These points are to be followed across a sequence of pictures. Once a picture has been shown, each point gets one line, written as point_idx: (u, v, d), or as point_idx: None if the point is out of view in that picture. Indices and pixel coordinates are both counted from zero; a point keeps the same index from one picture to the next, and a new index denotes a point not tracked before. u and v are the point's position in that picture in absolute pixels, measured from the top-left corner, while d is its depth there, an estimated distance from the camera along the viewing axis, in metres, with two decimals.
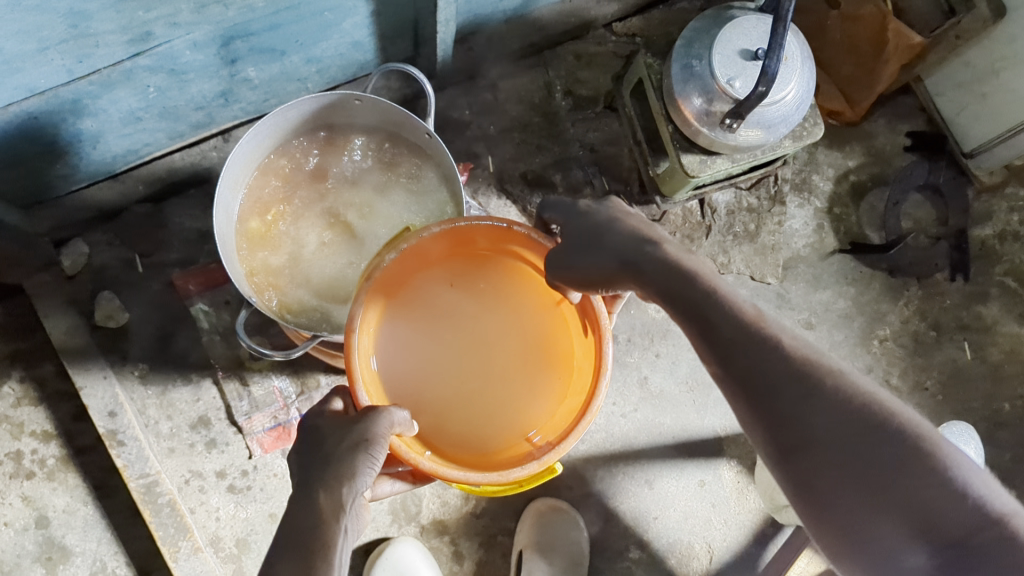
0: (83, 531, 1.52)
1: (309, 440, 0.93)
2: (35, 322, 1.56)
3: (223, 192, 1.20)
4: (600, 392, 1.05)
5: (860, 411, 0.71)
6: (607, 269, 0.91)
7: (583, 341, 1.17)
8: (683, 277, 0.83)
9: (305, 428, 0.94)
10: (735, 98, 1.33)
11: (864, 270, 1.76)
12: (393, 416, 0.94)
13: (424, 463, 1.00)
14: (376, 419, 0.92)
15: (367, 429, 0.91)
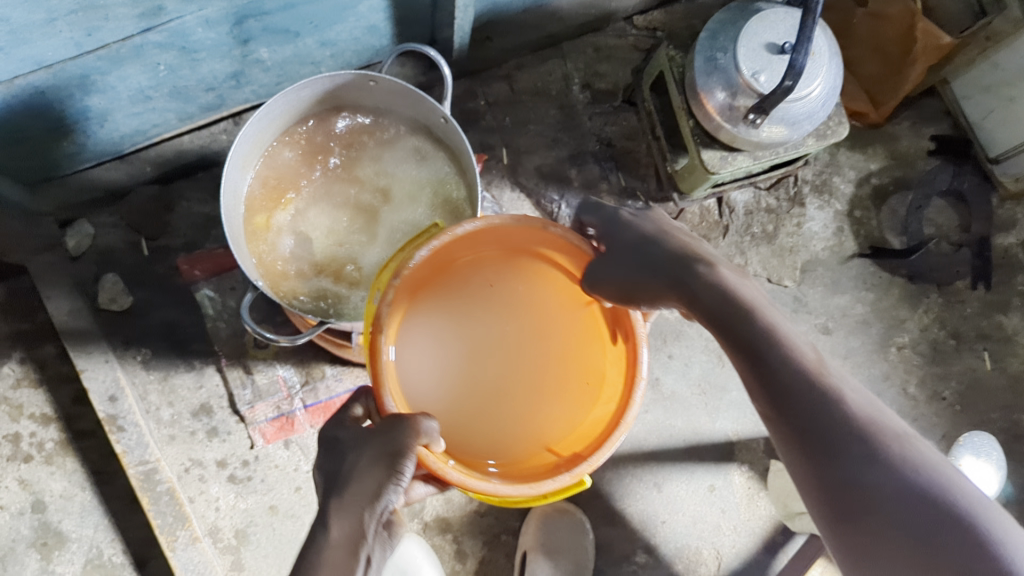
0: (79, 517, 1.49)
1: (332, 455, 0.91)
2: (38, 303, 1.53)
3: (232, 170, 1.17)
4: (634, 401, 0.98)
5: (924, 477, 0.68)
6: (652, 285, 0.90)
7: (612, 350, 1.10)
8: (740, 310, 0.81)
9: (328, 443, 0.93)
10: (760, 93, 1.30)
11: (884, 276, 1.72)
12: (416, 427, 0.86)
13: (452, 475, 0.91)
14: (395, 430, 0.86)
15: (385, 445, 0.86)
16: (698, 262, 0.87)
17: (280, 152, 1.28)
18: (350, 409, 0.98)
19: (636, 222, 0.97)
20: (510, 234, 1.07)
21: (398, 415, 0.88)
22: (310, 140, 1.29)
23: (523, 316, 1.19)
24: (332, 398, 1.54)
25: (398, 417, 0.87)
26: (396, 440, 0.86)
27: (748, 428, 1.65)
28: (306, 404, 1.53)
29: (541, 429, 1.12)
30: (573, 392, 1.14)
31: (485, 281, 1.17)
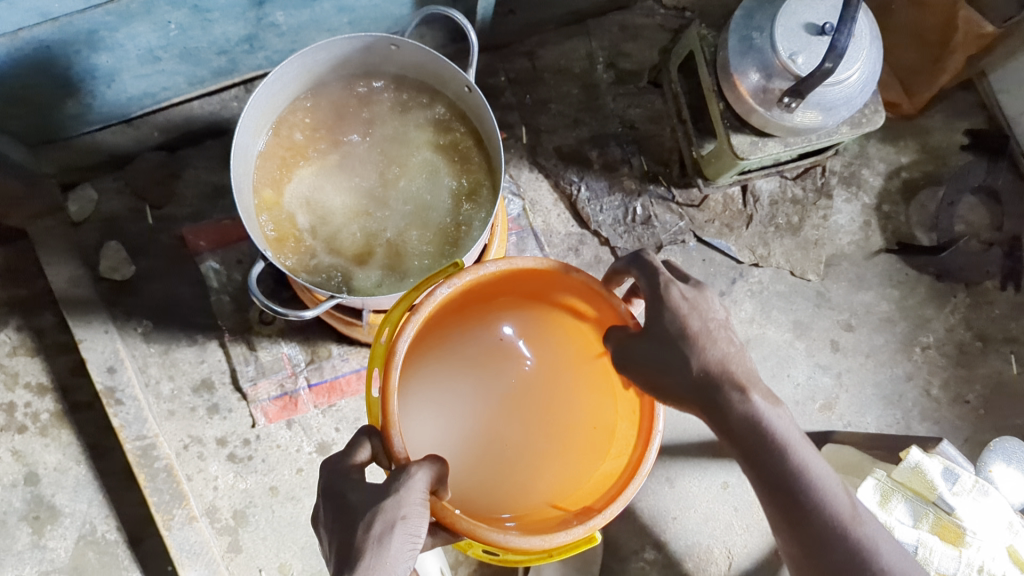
0: (73, 491, 1.45)
1: (338, 510, 0.90)
2: (37, 269, 1.48)
3: (244, 130, 1.12)
4: (648, 455, 0.99)
5: None
6: (685, 401, 0.93)
7: (627, 401, 1.11)
8: (768, 443, 0.92)
9: (335, 497, 0.91)
10: (796, 76, 1.24)
11: (910, 273, 1.66)
12: (426, 475, 0.90)
13: (463, 522, 0.92)
14: (406, 485, 0.88)
15: (397, 503, 0.87)
16: (733, 386, 0.92)
17: (294, 117, 1.23)
18: (356, 451, 0.95)
19: (678, 316, 0.94)
20: (527, 280, 1.09)
21: (407, 466, 0.90)
22: (325, 107, 1.24)
23: (527, 370, 1.24)
24: (337, 378, 1.49)
25: (407, 470, 0.89)
26: (408, 494, 0.88)
27: None
28: (310, 382, 1.48)
29: (542, 480, 1.14)
30: (577, 447, 1.15)
31: (493, 329, 1.22)
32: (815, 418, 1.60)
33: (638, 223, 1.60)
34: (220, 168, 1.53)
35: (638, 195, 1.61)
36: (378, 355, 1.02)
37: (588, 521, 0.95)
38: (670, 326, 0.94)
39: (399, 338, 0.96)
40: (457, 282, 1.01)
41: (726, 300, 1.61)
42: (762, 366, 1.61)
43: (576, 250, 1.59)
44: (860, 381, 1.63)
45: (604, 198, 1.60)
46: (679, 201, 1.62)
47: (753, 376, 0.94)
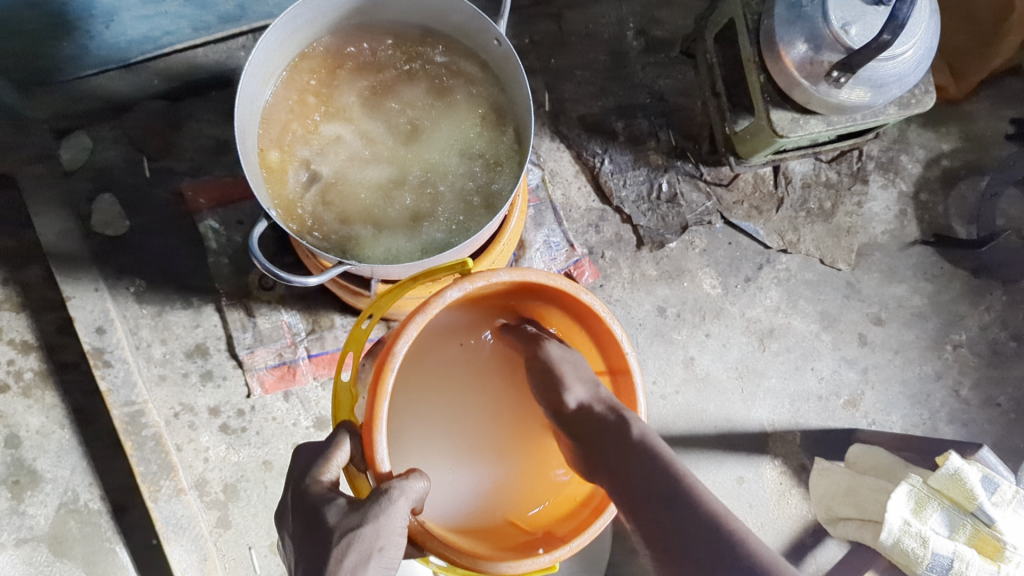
0: (56, 457, 1.37)
1: (310, 530, 0.84)
2: (25, 220, 1.40)
3: (252, 77, 1.04)
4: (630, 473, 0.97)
5: None
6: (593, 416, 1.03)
7: None
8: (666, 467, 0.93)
9: (307, 509, 0.85)
10: (848, 48, 1.15)
11: (946, 267, 1.58)
12: (406, 498, 0.83)
13: (434, 542, 0.90)
14: (388, 511, 0.82)
15: (375, 533, 0.81)
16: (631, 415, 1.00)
17: (310, 69, 1.15)
18: (333, 456, 0.88)
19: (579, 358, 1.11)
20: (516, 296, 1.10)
21: (389, 489, 0.83)
22: (341, 60, 1.16)
23: (496, 368, 1.25)
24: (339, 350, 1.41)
25: (389, 493, 0.82)
26: (386, 522, 0.82)
27: (785, 420, 1.52)
28: (310, 353, 1.40)
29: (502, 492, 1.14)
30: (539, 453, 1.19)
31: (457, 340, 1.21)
32: (838, 414, 1.53)
33: (664, 201, 1.52)
34: (223, 122, 1.44)
35: (664, 171, 1.53)
36: (358, 339, 0.95)
37: (554, 551, 0.91)
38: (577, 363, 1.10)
39: (397, 341, 0.88)
40: (468, 286, 0.91)
41: (751, 286, 1.54)
42: (784, 357, 1.54)
43: (595, 226, 1.51)
44: (887, 378, 1.55)
45: (628, 172, 1.52)
46: (707, 179, 1.53)
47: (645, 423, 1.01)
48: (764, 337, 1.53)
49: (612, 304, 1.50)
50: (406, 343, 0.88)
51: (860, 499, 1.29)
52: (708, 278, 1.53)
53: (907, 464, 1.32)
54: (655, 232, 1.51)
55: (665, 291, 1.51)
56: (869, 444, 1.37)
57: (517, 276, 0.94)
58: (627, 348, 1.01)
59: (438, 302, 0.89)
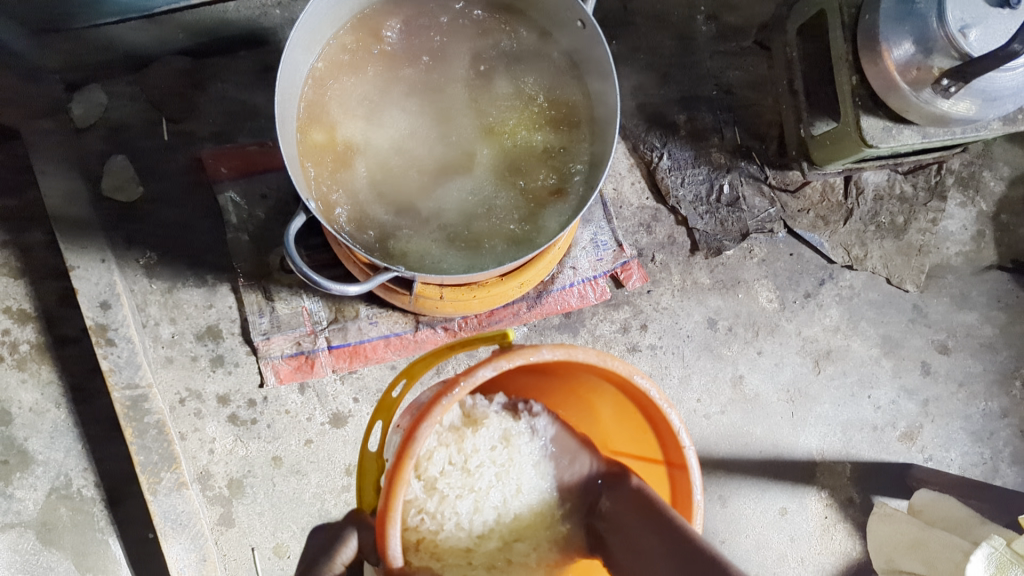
0: (49, 438, 1.27)
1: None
2: (29, 179, 1.28)
3: (296, 44, 0.93)
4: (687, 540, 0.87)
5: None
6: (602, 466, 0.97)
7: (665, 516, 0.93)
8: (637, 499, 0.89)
9: None
10: (965, 54, 1.02)
11: (1021, 295, 1.46)
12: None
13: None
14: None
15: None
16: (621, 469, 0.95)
17: (360, 30, 1.03)
18: (339, 552, 0.78)
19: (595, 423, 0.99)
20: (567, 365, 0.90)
21: None
22: (393, 22, 1.04)
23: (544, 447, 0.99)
24: (362, 343, 1.30)
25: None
26: None
27: (836, 449, 1.41)
28: (331, 344, 1.29)
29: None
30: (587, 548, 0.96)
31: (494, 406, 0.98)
32: (893, 448, 1.42)
33: (724, 204, 1.39)
34: (252, 84, 1.31)
35: (726, 171, 1.40)
36: (387, 407, 0.90)
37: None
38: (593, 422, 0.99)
39: (422, 426, 0.75)
40: (504, 364, 0.77)
41: (810, 302, 1.41)
42: (840, 382, 1.42)
43: (647, 226, 1.38)
44: (948, 413, 1.44)
45: (687, 169, 1.39)
46: (771, 183, 1.40)
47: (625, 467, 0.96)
48: (819, 358, 1.42)
49: (660, 311, 1.38)
50: (432, 426, 0.75)
51: (930, 554, 1.25)
52: (765, 291, 1.41)
53: (984, 519, 1.28)
54: (711, 238, 1.38)
55: (717, 301, 1.39)
56: (937, 490, 1.34)
57: (563, 354, 0.79)
58: (688, 444, 0.85)
59: (470, 379, 0.76)
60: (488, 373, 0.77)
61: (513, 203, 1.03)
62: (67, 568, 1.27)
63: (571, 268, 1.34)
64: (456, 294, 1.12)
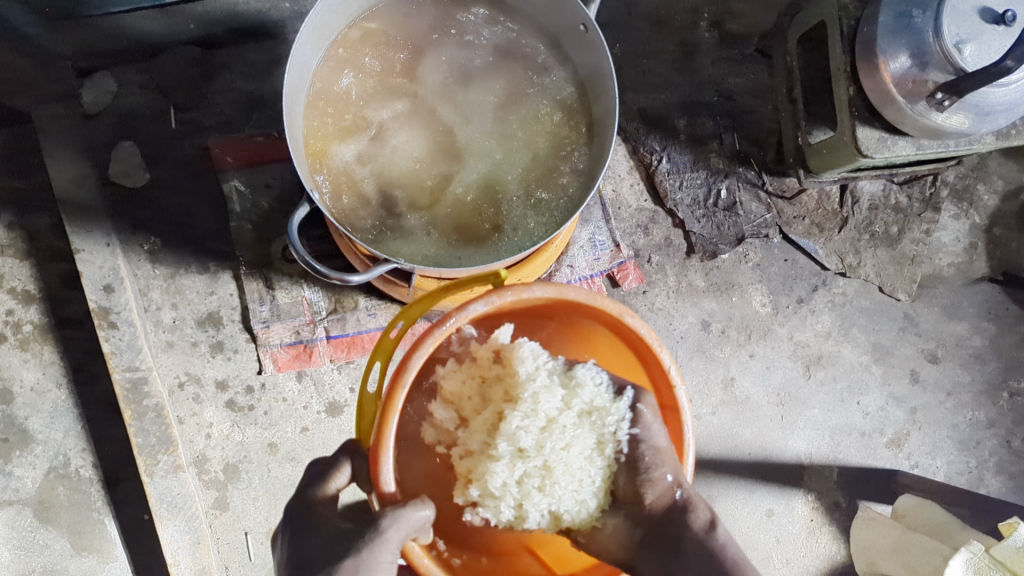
0: (50, 417, 1.29)
1: (294, 548, 0.79)
2: (36, 163, 1.30)
3: (307, 39, 0.96)
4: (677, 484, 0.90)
5: None
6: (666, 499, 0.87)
7: None
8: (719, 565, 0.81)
9: (298, 508, 0.82)
10: (960, 69, 1.05)
11: (1012, 308, 1.48)
12: (399, 534, 0.76)
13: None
14: (374, 548, 0.76)
15: (355, 571, 0.75)
16: (689, 512, 0.86)
17: (365, 31, 1.07)
18: (332, 478, 0.82)
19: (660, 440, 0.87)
20: (570, 311, 0.91)
21: (378, 518, 0.76)
22: (401, 26, 1.08)
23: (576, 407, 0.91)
24: (360, 333, 1.32)
25: (380, 529, 0.75)
26: (374, 557, 0.76)
27: (823, 453, 1.43)
28: (330, 334, 1.31)
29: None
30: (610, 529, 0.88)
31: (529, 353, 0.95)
32: (880, 453, 1.44)
33: (721, 209, 1.41)
34: (259, 76, 1.33)
35: (724, 176, 1.42)
36: (386, 350, 0.88)
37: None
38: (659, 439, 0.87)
39: (411, 356, 0.78)
40: (495, 300, 0.80)
41: (803, 308, 1.43)
42: (830, 388, 1.44)
43: (644, 228, 1.40)
44: (935, 421, 1.46)
45: (686, 173, 1.41)
46: (769, 190, 1.42)
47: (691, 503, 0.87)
48: (810, 363, 1.44)
49: (655, 312, 1.40)
50: (423, 357, 0.78)
51: (910, 558, 1.30)
52: (758, 295, 1.42)
53: (964, 524, 1.32)
54: (708, 241, 1.40)
55: (711, 304, 1.41)
56: (920, 496, 1.37)
57: (553, 292, 0.82)
58: (678, 383, 0.87)
59: (460, 314, 0.79)
60: (478, 307, 0.80)
61: (513, 194, 1.04)
62: (63, 546, 1.29)
63: (568, 267, 1.36)
64: (455, 288, 1.13)
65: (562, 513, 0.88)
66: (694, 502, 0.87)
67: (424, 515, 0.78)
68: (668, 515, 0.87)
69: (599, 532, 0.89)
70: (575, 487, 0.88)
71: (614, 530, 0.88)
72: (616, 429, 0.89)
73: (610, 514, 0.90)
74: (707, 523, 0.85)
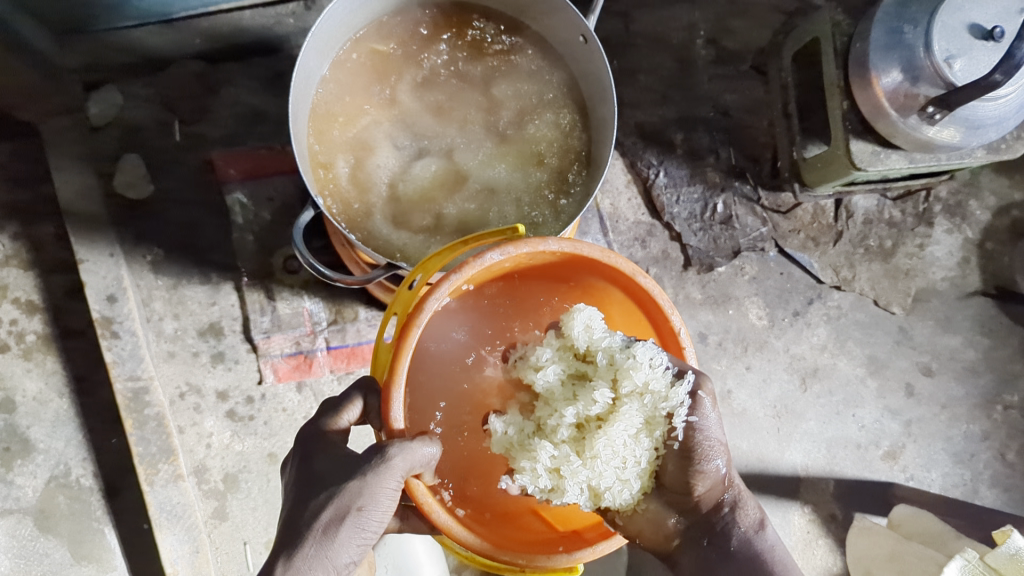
0: (51, 427, 1.30)
1: (301, 469, 0.80)
2: (42, 175, 1.31)
3: (311, 52, 0.98)
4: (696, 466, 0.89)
5: None
6: (715, 494, 0.88)
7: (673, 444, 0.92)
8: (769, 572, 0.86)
9: (309, 431, 0.83)
10: (950, 83, 1.07)
11: (1005, 322, 1.49)
12: (405, 464, 0.75)
13: (440, 515, 0.77)
14: (379, 475, 0.74)
15: (359, 492, 0.75)
16: (737, 509, 0.88)
17: (375, 48, 1.08)
18: (344, 410, 0.83)
19: (720, 438, 0.85)
20: (587, 274, 0.89)
21: (385, 447, 0.75)
22: (402, 36, 1.10)
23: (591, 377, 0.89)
24: (361, 345, 1.33)
25: (386, 458, 0.74)
26: (377, 483, 0.75)
27: (820, 466, 1.44)
28: (330, 345, 1.32)
29: None
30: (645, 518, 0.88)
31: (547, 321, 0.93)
32: (875, 466, 1.45)
33: (717, 222, 1.43)
34: (262, 91, 1.35)
35: (720, 191, 1.43)
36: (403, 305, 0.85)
37: (574, 551, 0.79)
38: (718, 438, 0.85)
39: (428, 301, 0.77)
40: (511, 251, 0.79)
41: (799, 321, 1.45)
42: (825, 400, 1.45)
43: (642, 241, 1.42)
44: (930, 434, 1.47)
45: (683, 187, 1.43)
46: (764, 204, 1.44)
47: (740, 498, 0.89)
48: (806, 376, 1.45)
49: None
50: (437, 303, 0.77)
51: (905, 566, 1.29)
52: (754, 308, 1.44)
53: (958, 533, 1.32)
54: (704, 254, 1.42)
55: (708, 316, 1.43)
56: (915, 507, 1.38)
57: (568, 248, 0.80)
58: (688, 346, 0.86)
59: (476, 263, 0.78)
60: (494, 257, 0.78)
61: (517, 196, 1.07)
62: (62, 556, 1.29)
63: None
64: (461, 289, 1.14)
65: (602, 488, 0.84)
66: (741, 500, 0.89)
67: (430, 452, 0.77)
68: (715, 512, 0.88)
69: (639, 515, 0.88)
70: (618, 464, 0.84)
71: (655, 513, 0.88)
72: (665, 411, 0.84)
73: (652, 499, 0.89)
74: (756, 523, 0.89)
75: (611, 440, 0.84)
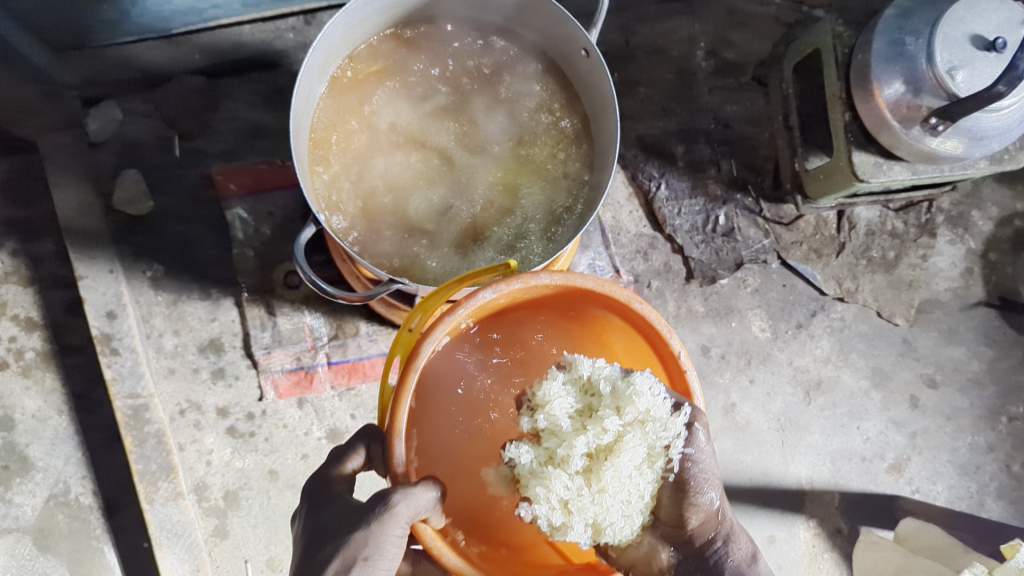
0: (50, 444, 1.29)
1: (309, 522, 0.80)
2: (41, 191, 1.31)
3: (312, 69, 0.98)
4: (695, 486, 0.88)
5: None
6: (708, 526, 0.87)
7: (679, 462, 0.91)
8: None
9: (313, 486, 0.84)
10: (953, 94, 1.06)
11: (1009, 333, 1.48)
12: (409, 511, 0.74)
13: (449, 557, 0.76)
14: (384, 523, 0.73)
15: (365, 542, 0.74)
16: (729, 542, 0.87)
17: (370, 69, 1.08)
18: (348, 459, 0.84)
19: (711, 468, 0.86)
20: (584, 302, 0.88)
21: (390, 494, 0.74)
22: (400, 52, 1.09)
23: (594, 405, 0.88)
24: (361, 360, 1.32)
25: (390, 504, 0.73)
26: (383, 532, 0.74)
27: (825, 479, 1.43)
28: (330, 360, 1.31)
29: None
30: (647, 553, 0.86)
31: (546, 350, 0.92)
32: (881, 479, 1.44)
33: (719, 234, 1.42)
34: (262, 106, 1.35)
35: (722, 203, 1.43)
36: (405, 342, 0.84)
37: None
38: (710, 467, 0.86)
39: (425, 343, 0.76)
40: (504, 288, 0.78)
41: (802, 333, 1.44)
42: (829, 413, 1.44)
43: (644, 254, 1.41)
44: (935, 446, 1.46)
45: (684, 201, 1.42)
46: (767, 216, 1.43)
47: (732, 532, 0.88)
48: (810, 389, 1.44)
49: None
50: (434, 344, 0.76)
51: None
52: (757, 320, 1.43)
53: (966, 547, 1.32)
54: (707, 267, 1.41)
55: (711, 329, 1.42)
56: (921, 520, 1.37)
57: (562, 280, 0.80)
58: (689, 368, 0.86)
59: (471, 302, 0.77)
60: (489, 294, 0.78)
61: (520, 215, 1.06)
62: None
63: None
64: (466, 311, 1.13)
65: (607, 525, 0.83)
66: (733, 534, 0.88)
67: (428, 497, 0.75)
68: (707, 546, 0.87)
69: (633, 547, 0.86)
70: (624, 498, 0.84)
71: (650, 547, 0.87)
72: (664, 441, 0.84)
73: (648, 532, 0.88)
74: (748, 557, 0.87)
75: (618, 471, 0.83)
